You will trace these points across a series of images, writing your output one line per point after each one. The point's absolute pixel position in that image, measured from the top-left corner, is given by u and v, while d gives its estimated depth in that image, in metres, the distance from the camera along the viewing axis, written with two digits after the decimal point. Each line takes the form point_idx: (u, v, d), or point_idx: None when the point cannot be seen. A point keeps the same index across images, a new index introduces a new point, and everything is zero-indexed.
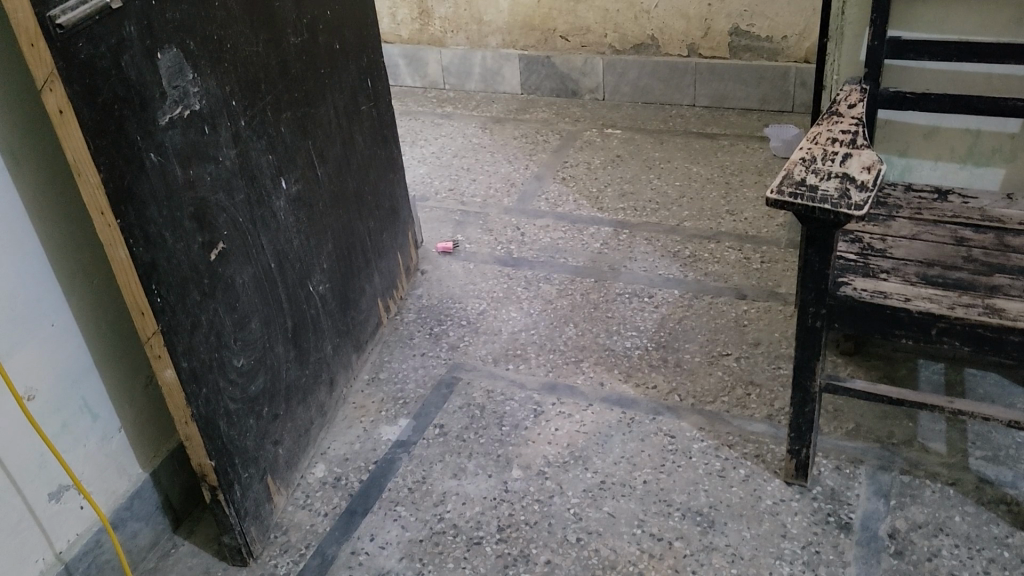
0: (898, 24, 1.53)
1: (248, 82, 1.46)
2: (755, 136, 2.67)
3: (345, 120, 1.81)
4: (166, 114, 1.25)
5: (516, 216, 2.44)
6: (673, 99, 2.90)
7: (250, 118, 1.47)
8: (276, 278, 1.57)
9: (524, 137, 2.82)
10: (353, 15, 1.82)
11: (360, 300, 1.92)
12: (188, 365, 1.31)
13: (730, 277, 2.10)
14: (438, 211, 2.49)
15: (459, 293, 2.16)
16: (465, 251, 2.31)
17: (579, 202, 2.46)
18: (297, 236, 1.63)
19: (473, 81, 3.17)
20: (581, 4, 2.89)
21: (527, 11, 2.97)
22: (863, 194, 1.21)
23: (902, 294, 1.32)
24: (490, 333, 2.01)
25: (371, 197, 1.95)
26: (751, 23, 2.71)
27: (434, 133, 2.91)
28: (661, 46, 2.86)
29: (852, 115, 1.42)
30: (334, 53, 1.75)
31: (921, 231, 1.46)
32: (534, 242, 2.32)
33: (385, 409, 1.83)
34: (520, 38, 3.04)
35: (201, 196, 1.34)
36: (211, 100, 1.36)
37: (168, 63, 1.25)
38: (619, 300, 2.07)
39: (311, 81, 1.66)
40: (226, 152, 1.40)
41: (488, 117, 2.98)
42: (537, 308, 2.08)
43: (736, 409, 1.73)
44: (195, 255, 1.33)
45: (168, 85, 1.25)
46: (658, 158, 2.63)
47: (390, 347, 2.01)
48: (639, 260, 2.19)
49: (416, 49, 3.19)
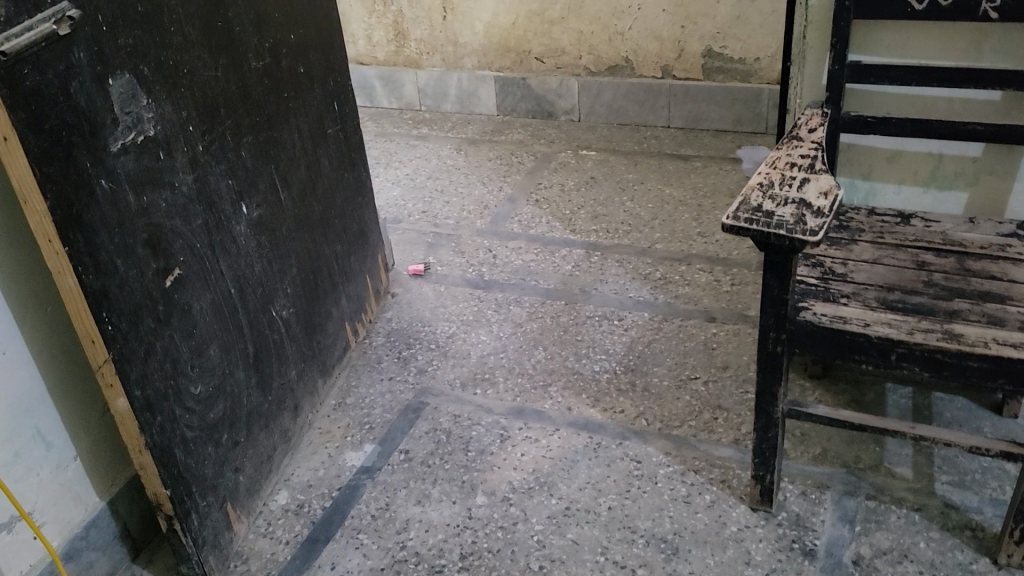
0: (858, 48, 1.53)
1: (206, 106, 1.45)
2: (728, 157, 2.68)
3: (310, 144, 1.80)
4: (118, 139, 1.24)
5: (488, 238, 2.43)
6: (648, 120, 2.91)
7: (208, 143, 1.46)
8: (237, 304, 1.55)
9: (499, 159, 2.82)
10: (318, 38, 1.81)
11: (327, 324, 1.90)
12: (141, 393, 1.30)
13: (700, 300, 2.09)
14: (411, 233, 2.48)
15: (430, 316, 2.14)
16: (436, 274, 2.30)
17: (552, 224, 2.46)
18: (259, 261, 1.62)
19: (449, 103, 3.16)
20: (555, 27, 2.89)
21: (502, 33, 2.96)
22: (819, 220, 1.21)
23: (862, 319, 1.32)
24: (459, 357, 2.00)
25: (339, 220, 1.94)
26: (723, 45, 2.71)
27: (409, 154, 2.90)
28: (636, 67, 2.87)
29: (812, 139, 1.43)
30: (299, 76, 1.74)
31: (883, 255, 1.46)
32: (506, 264, 2.31)
33: (350, 434, 1.81)
34: (495, 60, 3.03)
35: (154, 221, 1.33)
36: (167, 125, 1.35)
37: (120, 89, 1.24)
38: (589, 323, 2.06)
39: (273, 105, 1.66)
40: (183, 177, 1.39)
41: (464, 138, 2.98)
42: (506, 331, 2.06)
43: (703, 433, 1.71)
44: (149, 282, 1.32)
45: (120, 112, 1.24)
46: (631, 179, 2.63)
47: (358, 371, 1.99)
48: (611, 283, 2.19)
49: (392, 70, 3.18)
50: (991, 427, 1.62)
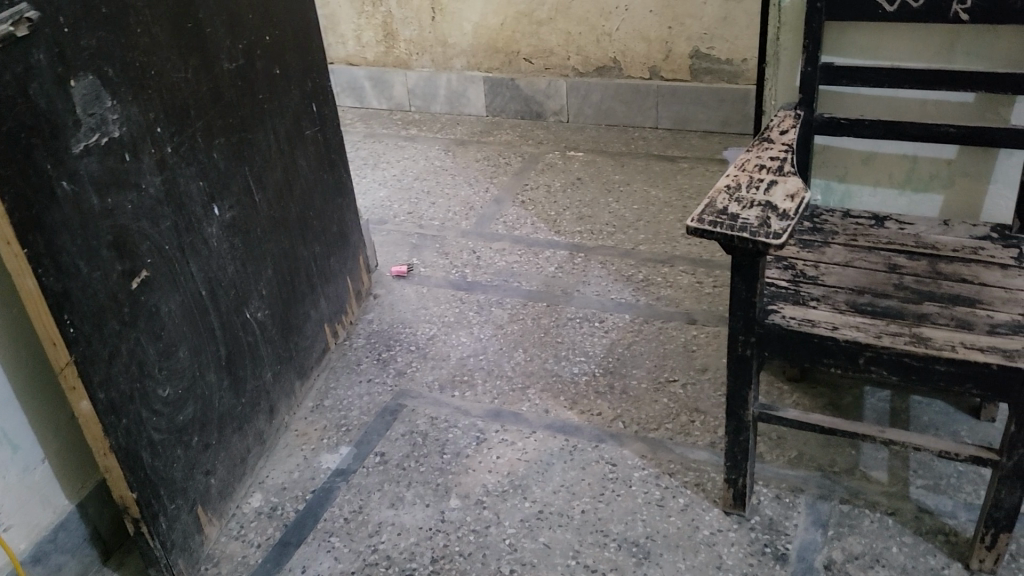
0: (832, 49, 1.52)
1: (175, 107, 1.45)
2: (715, 158, 2.67)
3: (286, 146, 1.80)
4: (80, 141, 1.24)
5: (472, 239, 2.43)
6: (636, 121, 2.90)
7: (177, 144, 1.45)
8: (208, 306, 1.55)
9: (487, 160, 2.81)
10: (295, 39, 1.81)
11: (304, 326, 1.90)
12: (105, 396, 1.29)
13: (681, 302, 2.08)
14: (395, 235, 2.48)
15: (411, 318, 2.14)
16: (419, 275, 2.30)
17: (536, 225, 2.45)
18: (231, 263, 1.61)
19: (438, 103, 3.15)
20: (543, 27, 2.88)
21: (491, 34, 2.96)
22: (783, 223, 1.20)
23: (830, 322, 1.31)
24: (438, 359, 1.99)
25: (317, 222, 1.93)
26: (711, 46, 2.70)
27: (397, 155, 2.90)
28: (624, 68, 2.86)
29: (783, 141, 1.42)
30: (274, 77, 1.74)
31: (855, 258, 1.45)
32: (489, 266, 2.31)
33: (327, 436, 1.81)
34: (484, 60, 3.02)
35: (119, 224, 1.32)
36: (133, 127, 1.35)
37: (83, 90, 1.24)
38: (569, 325, 2.05)
39: (247, 106, 1.65)
40: (150, 179, 1.39)
41: (452, 138, 2.97)
42: (487, 333, 2.06)
43: (680, 436, 1.71)
44: (113, 284, 1.31)
45: (84, 114, 1.24)
46: (618, 180, 2.62)
47: (337, 373, 1.98)
48: (593, 284, 2.18)
49: (382, 71, 3.17)
50: (968, 431, 1.60)
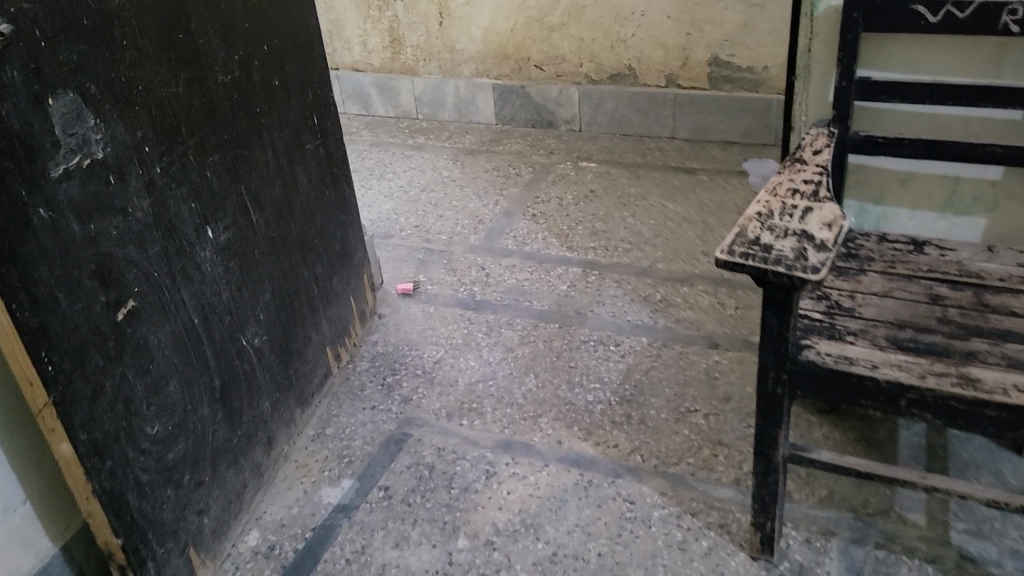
0: (868, 63, 1.42)
1: (166, 125, 1.35)
2: (735, 171, 2.57)
3: (287, 162, 1.70)
4: (60, 164, 1.15)
5: (481, 254, 2.33)
6: (651, 130, 2.81)
7: (167, 164, 1.36)
8: (201, 335, 1.46)
9: (496, 170, 2.72)
10: (295, 49, 1.71)
11: (305, 350, 1.80)
12: (87, 437, 1.20)
13: (701, 324, 1.98)
14: (402, 250, 2.38)
15: (417, 340, 2.04)
16: (426, 293, 2.20)
17: (548, 241, 2.35)
18: (226, 288, 1.52)
19: (446, 111, 3.05)
20: (555, 33, 2.78)
21: (501, 40, 2.86)
22: (822, 255, 1.10)
23: (869, 360, 1.21)
24: (446, 385, 1.89)
25: (319, 241, 1.84)
26: (731, 53, 2.60)
27: (403, 165, 2.80)
28: (639, 76, 2.76)
29: (817, 163, 1.31)
30: (273, 90, 1.65)
31: (893, 287, 1.35)
32: (499, 283, 2.21)
33: (328, 468, 1.71)
34: (493, 67, 2.92)
35: (104, 251, 1.23)
36: (119, 147, 1.26)
37: (63, 109, 1.15)
38: (583, 348, 1.95)
39: (244, 121, 1.56)
40: (138, 202, 1.30)
41: (461, 148, 2.87)
42: (497, 356, 1.96)
43: (702, 472, 1.60)
44: (97, 316, 1.22)
45: (63, 134, 1.15)
46: (633, 193, 2.52)
47: (339, 399, 1.89)
48: (608, 305, 2.08)
49: (388, 78, 3.08)
50: (1012, 470, 1.50)
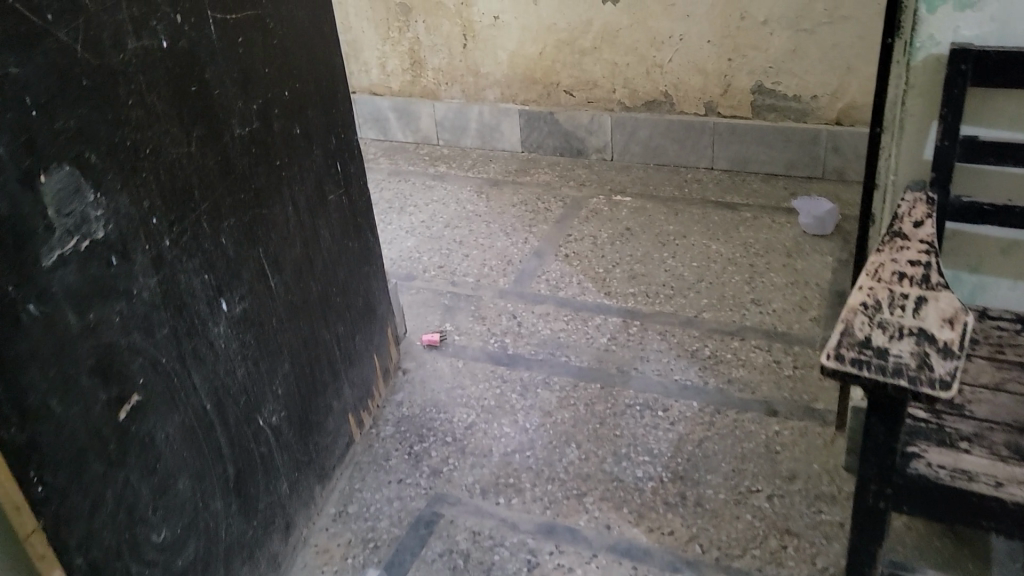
0: (972, 120, 1.26)
1: (177, 190, 1.19)
2: (781, 207, 2.40)
3: (308, 216, 1.54)
4: (54, 249, 0.99)
5: (512, 300, 2.16)
6: (688, 161, 2.64)
7: (178, 235, 1.20)
8: (214, 422, 1.29)
9: (524, 204, 2.55)
10: (317, 92, 1.55)
11: (326, 420, 1.64)
12: (83, 560, 1.04)
13: (757, 386, 1.81)
14: (425, 294, 2.22)
15: (446, 401, 1.88)
16: (453, 345, 2.04)
17: (583, 285, 2.18)
18: (242, 365, 1.36)
19: (469, 138, 2.88)
20: (587, 57, 2.62)
21: (528, 64, 2.69)
22: (949, 364, 0.93)
23: (990, 475, 1.04)
24: (479, 455, 1.73)
25: (341, 298, 1.68)
26: (777, 81, 2.44)
27: (424, 197, 2.64)
28: (676, 103, 2.59)
29: (921, 238, 1.14)
30: (294, 138, 1.48)
31: (1006, 379, 1.18)
32: (532, 334, 2.04)
33: (352, 555, 1.55)
34: (520, 92, 2.76)
35: (105, 343, 1.07)
36: (123, 221, 1.10)
37: (58, 185, 0.99)
38: (628, 414, 1.78)
39: (262, 177, 1.40)
40: (144, 281, 1.14)
41: (485, 178, 2.71)
42: (533, 422, 1.79)
43: (771, 568, 1.43)
44: (96, 418, 1.06)
45: (57, 214, 0.99)
46: (672, 232, 2.35)
47: (362, 470, 1.72)
48: (653, 361, 1.91)
49: (407, 101, 2.91)
50: None
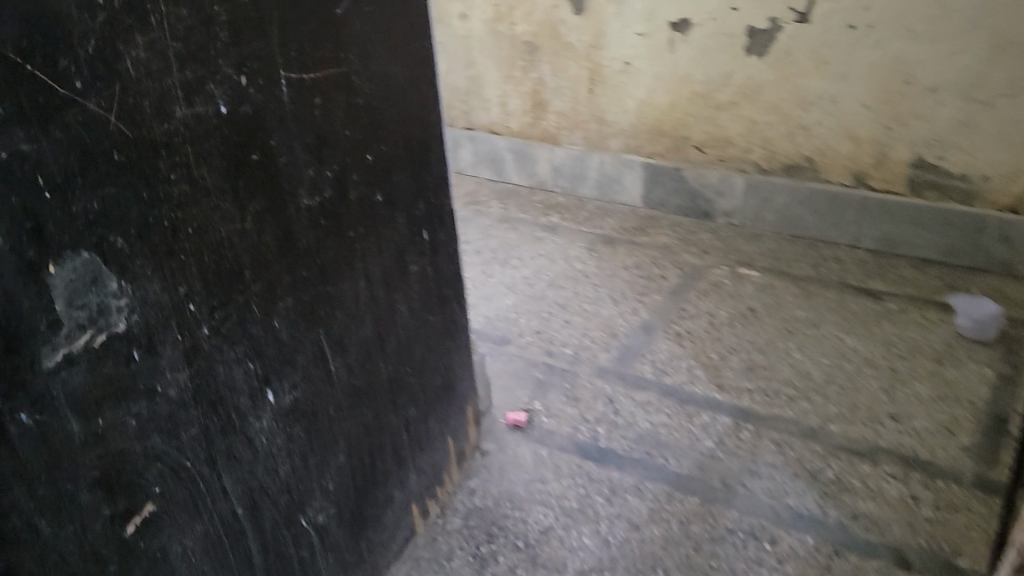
0: None
1: (223, 272, 1.05)
2: (932, 301, 2.12)
3: (384, 291, 1.38)
4: (61, 348, 0.86)
5: (611, 381, 1.95)
6: (826, 234, 2.41)
7: (220, 322, 1.06)
8: (244, 528, 1.14)
9: (638, 268, 2.34)
10: (408, 155, 1.40)
11: (384, 515, 1.47)
12: None
13: (888, 526, 1.53)
14: (517, 363, 2.03)
15: (523, 495, 1.68)
16: (541, 428, 1.84)
17: (693, 372, 1.95)
18: (286, 461, 1.21)
19: (586, 186, 2.76)
20: (724, 112, 2.44)
21: (657, 114, 2.55)
22: None
23: None
24: (551, 569, 1.51)
25: (415, 378, 1.51)
26: (940, 156, 2.18)
27: (531, 250, 2.47)
28: (820, 170, 2.37)
29: None
30: (374, 207, 1.33)
31: None
32: (629, 427, 1.82)
33: None
34: (646, 143, 2.62)
35: (115, 450, 0.93)
36: (153, 310, 0.96)
37: (73, 275, 0.86)
38: (727, 541, 1.53)
39: (331, 251, 1.25)
40: (172, 376, 1.00)
41: (599, 235, 2.52)
42: (617, 535, 1.57)
43: None
44: (95, 538, 0.92)
45: (67, 308, 0.86)
46: (802, 318, 2.08)
47: (419, 570, 1.53)
48: (764, 478, 1.66)
49: (525, 143, 2.80)
50: None
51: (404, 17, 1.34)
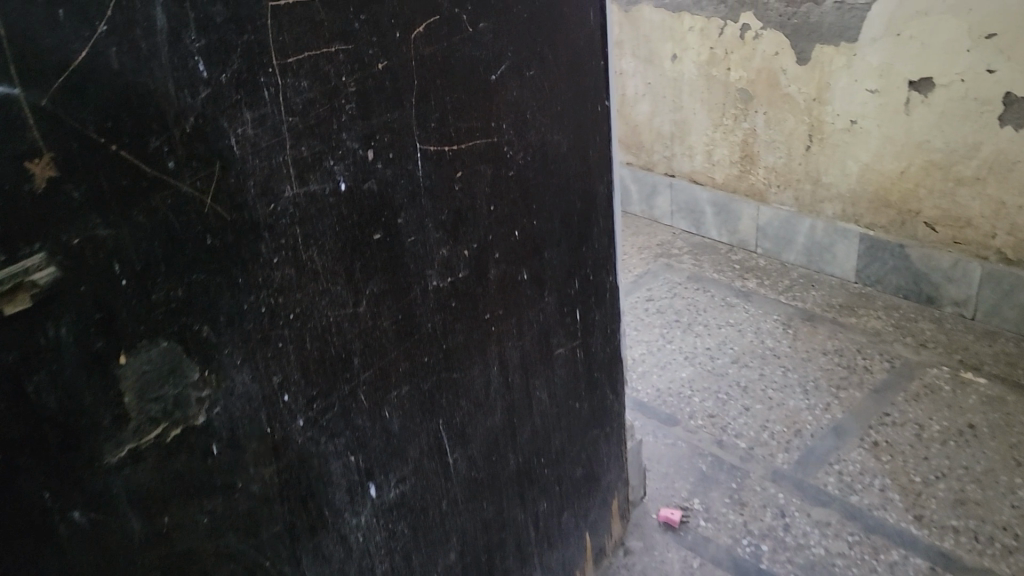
0: None
1: (328, 360, 0.97)
2: None
3: (522, 377, 1.26)
4: (126, 443, 0.79)
5: (787, 489, 1.70)
6: None
7: (319, 412, 0.97)
8: None
9: (838, 355, 2.08)
10: (565, 230, 1.27)
11: None
12: None
13: None
14: (682, 449, 1.84)
15: None
16: (695, 533, 1.63)
17: (888, 493, 1.66)
18: (383, 560, 1.11)
19: (792, 252, 2.57)
20: (965, 186, 2.10)
21: (884, 182, 2.27)
22: None
23: None
24: None
25: (549, 470, 1.37)
26: None
27: (719, 317, 2.28)
28: None
29: None
30: (519, 286, 1.21)
31: None
32: (800, 550, 1.56)
33: None
34: (866, 212, 2.35)
35: (180, 550, 0.87)
36: (239, 402, 0.89)
37: (148, 366, 0.79)
38: None
39: (461, 335, 1.14)
40: (255, 470, 0.92)
41: (801, 311, 2.29)
42: None
43: None
44: None
45: (138, 400, 0.79)
46: None
47: None
48: None
49: (729, 198, 2.70)
50: None
51: (572, 82, 1.21)
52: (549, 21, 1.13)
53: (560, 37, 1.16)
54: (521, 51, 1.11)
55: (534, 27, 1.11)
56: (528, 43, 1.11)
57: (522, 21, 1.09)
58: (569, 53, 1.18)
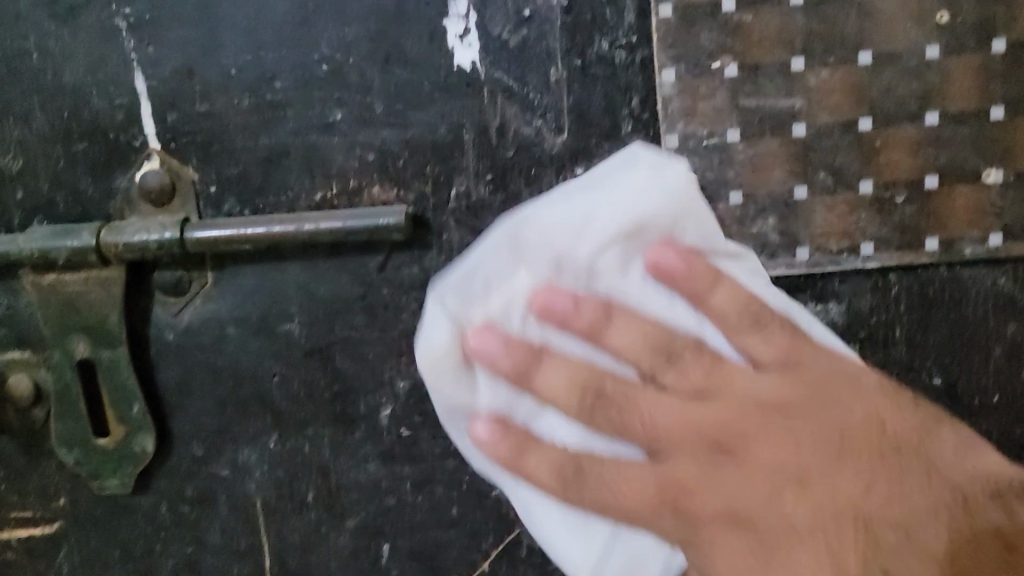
0: None
1: None
2: None
3: None
4: None
5: None
6: None
7: None
8: None
9: None
10: None
11: None
12: None
13: None
14: None
15: None
16: None
17: None
18: None
19: None
20: None
21: None
22: None
23: None
24: None
25: None
26: None
27: None
28: None
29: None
30: None
31: None
32: None
33: None
34: None
35: None
36: None
37: None
38: None
39: None
40: None
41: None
42: None
43: None
44: None
45: None
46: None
47: None
48: None
49: None
50: None
51: None
52: (523, 429, 0.29)
53: (731, 465, 0.27)
54: (876, 537, 0.25)
55: (705, 512, 0.27)
56: (824, 473, 0.26)
57: (764, 377, 0.27)
58: (705, 508, 0.27)
